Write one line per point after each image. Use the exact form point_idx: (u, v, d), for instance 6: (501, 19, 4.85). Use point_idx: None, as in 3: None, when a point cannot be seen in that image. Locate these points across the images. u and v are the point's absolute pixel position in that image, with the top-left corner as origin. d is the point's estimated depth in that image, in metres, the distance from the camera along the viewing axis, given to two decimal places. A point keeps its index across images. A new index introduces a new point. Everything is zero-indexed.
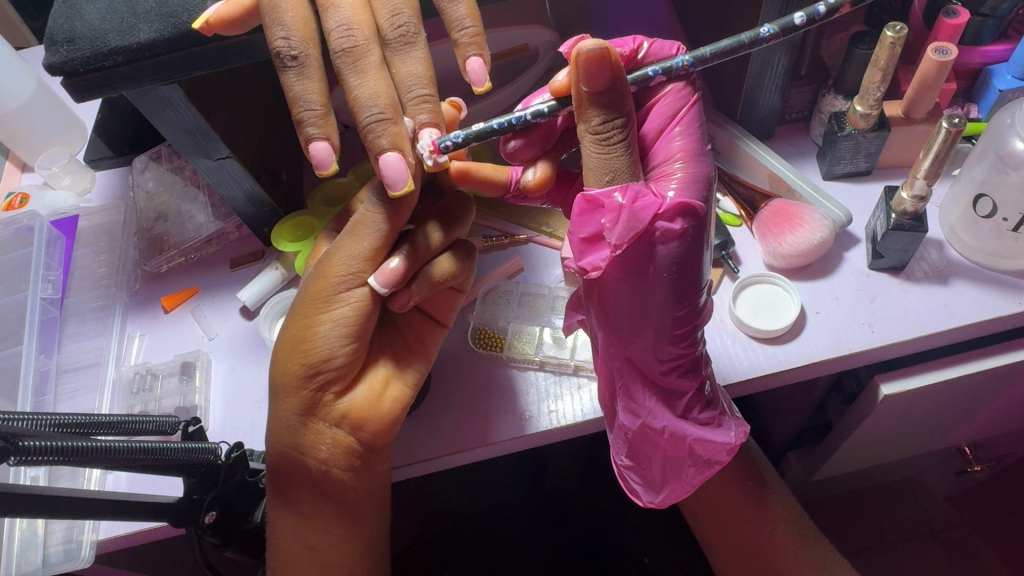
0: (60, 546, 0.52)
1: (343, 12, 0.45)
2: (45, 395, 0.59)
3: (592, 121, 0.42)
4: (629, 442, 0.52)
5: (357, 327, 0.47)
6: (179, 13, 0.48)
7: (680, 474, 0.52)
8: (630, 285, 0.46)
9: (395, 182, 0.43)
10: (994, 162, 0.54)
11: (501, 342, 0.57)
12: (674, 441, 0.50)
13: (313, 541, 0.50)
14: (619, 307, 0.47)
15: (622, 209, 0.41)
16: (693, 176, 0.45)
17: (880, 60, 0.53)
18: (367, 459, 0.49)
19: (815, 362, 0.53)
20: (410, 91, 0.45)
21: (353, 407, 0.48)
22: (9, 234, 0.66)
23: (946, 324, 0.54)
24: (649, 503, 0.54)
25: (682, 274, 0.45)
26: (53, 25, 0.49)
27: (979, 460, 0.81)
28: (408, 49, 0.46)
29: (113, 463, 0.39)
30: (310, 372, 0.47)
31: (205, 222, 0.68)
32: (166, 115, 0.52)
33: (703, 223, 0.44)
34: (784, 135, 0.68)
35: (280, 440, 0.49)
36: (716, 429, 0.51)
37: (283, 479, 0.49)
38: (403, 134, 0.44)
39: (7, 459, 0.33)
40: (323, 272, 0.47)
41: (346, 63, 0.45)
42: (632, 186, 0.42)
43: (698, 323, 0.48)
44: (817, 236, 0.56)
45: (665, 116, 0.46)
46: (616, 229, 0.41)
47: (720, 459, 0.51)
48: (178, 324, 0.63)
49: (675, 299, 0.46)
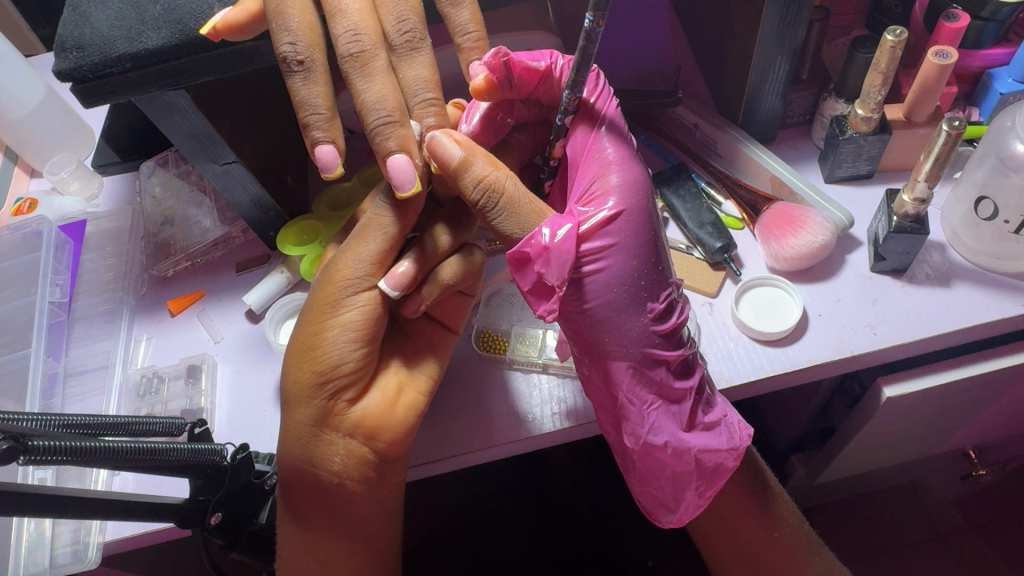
0: (67, 548, 0.52)
1: (350, 17, 0.46)
2: (53, 397, 0.60)
3: (487, 181, 0.44)
4: (639, 467, 0.51)
5: (366, 330, 0.47)
6: (187, 20, 0.49)
7: (690, 491, 0.51)
8: (593, 314, 0.46)
9: (403, 182, 0.43)
10: (995, 165, 0.54)
11: (504, 345, 0.58)
12: (678, 457, 0.50)
13: (324, 556, 0.50)
14: (589, 336, 0.47)
15: (547, 251, 0.43)
16: (625, 184, 0.46)
17: (881, 64, 0.54)
18: (380, 470, 0.49)
19: (817, 364, 0.54)
20: (417, 95, 0.46)
21: (367, 415, 0.48)
22: (19, 239, 0.68)
23: (949, 326, 0.54)
24: (668, 524, 0.53)
25: (630, 285, 0.45)
26: (63, 32, 0.50)
27: (984, 464, 0.81)
28: (414, 54, 0.47)
29: (120, 463, 0.39)
30: (322, 379, 0.47)
31: (211, 226, 0.68)
32: (173, 120, 0.52)
33: (634, 225, 0.45)
34: (786, 139, 0.68)
35: (292, 452, 0.49)
36: (718, 435, 0.51)
37: (296, 491, 0.49)
38: (410, 137, 0.44)
39: (17, 459, 0.33)
40: (330, 277, 0.48)
41: (354, 67, 0.45)
42: (555, 225, 0.43)
43: (674, 325, 0.47)
44: (818, 239, 0.57)
45: (582, 143, 0.49)
46: (552, 269, 0.43)
47: (730, 465, 0.51)
48: (183, 328, 0.64)
49: (639, 309, 0.46)
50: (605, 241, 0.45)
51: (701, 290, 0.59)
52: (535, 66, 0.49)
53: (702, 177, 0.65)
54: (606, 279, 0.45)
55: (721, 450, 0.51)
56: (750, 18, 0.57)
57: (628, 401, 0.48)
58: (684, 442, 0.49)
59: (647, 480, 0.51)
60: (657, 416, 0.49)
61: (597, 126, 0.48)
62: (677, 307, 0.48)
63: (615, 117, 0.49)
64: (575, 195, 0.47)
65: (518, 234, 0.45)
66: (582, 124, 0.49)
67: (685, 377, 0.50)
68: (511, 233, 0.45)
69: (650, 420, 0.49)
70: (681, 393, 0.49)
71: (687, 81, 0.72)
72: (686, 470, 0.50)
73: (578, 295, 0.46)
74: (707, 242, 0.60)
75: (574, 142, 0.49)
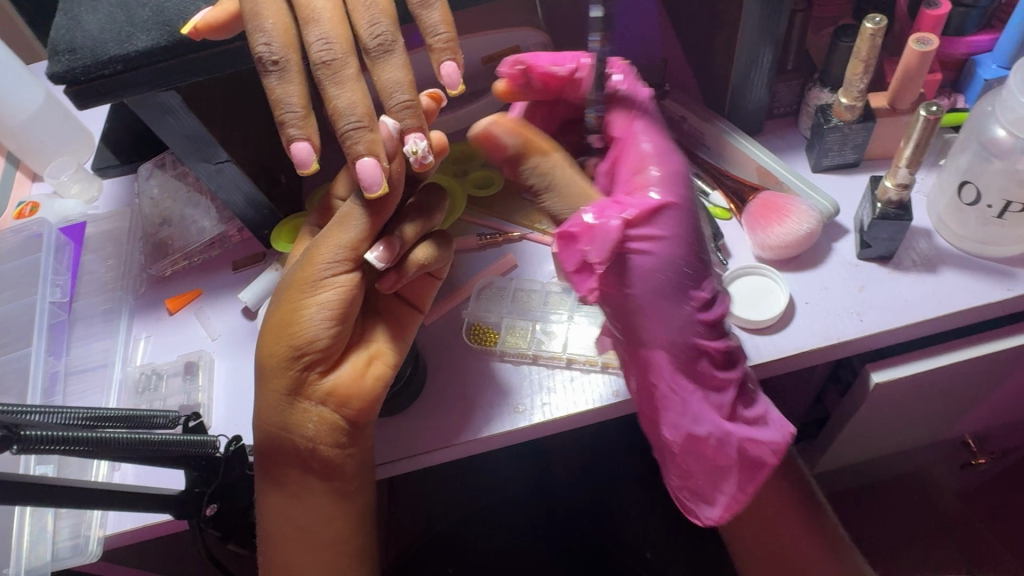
0: (68, 542, 0.53)
1: (322, 27, 0.46)
2: (55, 395, 0.61)
3: (535, 174, 0.50)
4: (678, 458, 0.51)
5: (343, 308, 0.48)
6: (174, 21, 0.50)
7: (729, 485, 0.51)
8: (636, 300, 0.47)
9: (370, 184, 0.44)
10: (978, 150, 0.55)
11: (494, 338, 0.59)
12: (720, 447, 0.50)
13: (301, 521, 0.50)
14: (627, 327, 0.48)
15: (597, 224, 0.44)
16: (671, 175, 0.48)
17: (862, 52, 0.54)
18: (352, 436, 0.49)
19: (804, 351, 0.54)
20: (392, 97, 0.46)
21: (339, 385, 0.48)
22: (20, 241, 0.69)
23: (935, 312, 0.55)
24: (707, 519, 0.52)
25: (672, 271, 0.46)
26: (55, 36, 0.51)
27: (983, 453, 0.81)
28: (387, 56, 0.47)
29: (117, 455, 0.41)
30: (296, 352, 0.48)
31: (208, 226, 0.69)
32: (166, 121, 0.54)
33: (679, 217, 0.47)
34: (774, 130, 0.68)
35: (267, 421, 0.49)
36: (761, 427, 0.52)
37: (274, 457, 0.50)
38: (379, 142, 0.45)
39: (10, 447, 0.34)
40: (309, 258, 0.48)
41: (326, 75, 0.46)
42: (603, 206, 0.45)
43: (712, 315, 0.48)
44: (804, 227, 0.57)
45: (620, 136, 0.51)
46: (598, 245, 0.43)
47: (770, 463, 0.51)
48: (182, 325, 0.65)
49: (685, 298, 0.47)
50: (653, 226, 0.46)
51: None
52: (557, 72, 0.53)
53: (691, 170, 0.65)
54: (653, 262, 0.46)
55: (762, 429, 0.52)
56: (733, 9, 0.58)
57: (674, 389, 0.48)
58: (728, 433, 0.50)
59: (686, 471, 0.51)
60: (703, 405, 0.49)
61: (633, 119, 0.52)
62: (719, 297, 0.49)
63: (649, 103, 0.52)
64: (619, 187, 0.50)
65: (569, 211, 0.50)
66: (621, 113, 0.52)
67: (727, 369, 0.50)
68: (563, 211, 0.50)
69: (693, 410, 0.49)
70: (723, 382, 0.50)
71: (675, 74, 0.73)
72: (726, 463, 0.51)
73: (621, 279, 0.46)
74: None
75: (615, 128, 0.52)
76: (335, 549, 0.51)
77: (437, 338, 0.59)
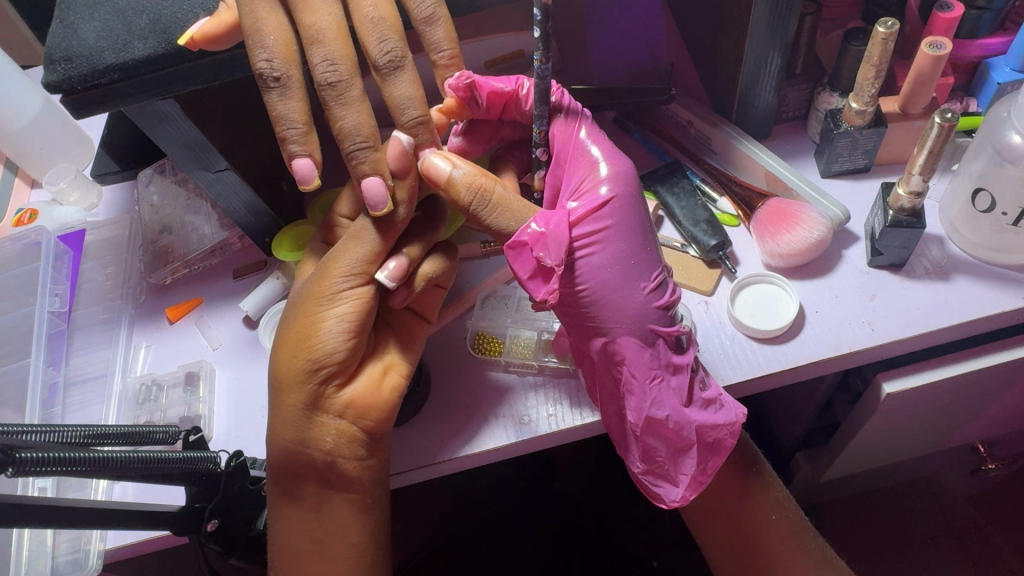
0: (67, 556, 0.52)
1: (326, 47, 0.45)
2: (54, 406, 0.60)
3: (466, 194, 0.46)
4: (641, 442, 0.50)
5: (360, 320, 0.47)
6: (172, 29, 0.49)
7: (691, 465, 0.51)
8: (588, 295, 0.47)
9: (375, 204, 0.45)
10: (992, 156, 0.53)
11: (499, 347, 0.57)
12: (679, 431, 0.49)
13: (319, 534, 0.49)
14: (580, 321, 0.48)
15: (544, 236, 0.44)
16: (618, 173, 0.48)
17: (873, 56, 0.53)
18: (370, 447, 0.49)
19: (815, 362, 0.53)
20: (404, 114, 0.46)
21: (357, 397, 0.48)
22: (19, 250, 0.68)
23: (948, 321, 0.53)
24: (673, 501, 0.51)
25: (621, 267, 0.46)
26: (52, 44, 0.50)
27: (993, 458, 0.80)
28: (398, 74, 0.46)
29: (116, 474, 0.40)
30: (313, 366, 0.47)
31: (209, 232, 0.69)
32: (164, 130, 0.53)
33: (624, 213, 0.47)
34: (782, 134, 0.67)
35: (282, 436, 0.48)
36: (716, 411, 0.51)
37: (288, 472, 0.49)
38: (383, 162, 0.45)
39: (5, 470, 0.33)
40: (324, 272, 0.47)
41: (330, 96, 0.45)
42: (549, 216, 0.45)
43: (667, 302, 0.48)
44: (814, 235, 0.56)
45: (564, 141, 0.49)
46: (551, 251, 0.44)
47: (729, 442, 0.51)
48: (181, 334, 0.64)
49: (635, 287, 0.47)
50: (598, 225, 0.46)
51: (696, 288, 0.58)
52: (501, 87, 0.50)
53: (696, 175, 0.65)
54: (600, 260, 0.46)
55: (723, 415, 0.50)
56: (740, 12, 0.57)
57: (631, 375, 0.48)
58: (686, 417, 0.49)
59: (648, 455, 0.51)
60: (660, 390, 0.48)
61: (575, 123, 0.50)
62: (671, 283, 0.49)
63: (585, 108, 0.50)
64: (568, 189, 0.49)
65: (514, 226, 0.46)
66: (561, 120, 0.49)
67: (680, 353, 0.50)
68: (507, 227, 0.46)
69: (653, 395, 0.48)
70: (679, 367, 0.49)
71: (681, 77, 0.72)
72: (686, 445, 0.50)
73: (570, 277, 0.47)
74: (701, 241, 0.59)
75: (557, 137, 0.49)
76: (351, 565, 0.50)
77: (441, 348, 0.58)
